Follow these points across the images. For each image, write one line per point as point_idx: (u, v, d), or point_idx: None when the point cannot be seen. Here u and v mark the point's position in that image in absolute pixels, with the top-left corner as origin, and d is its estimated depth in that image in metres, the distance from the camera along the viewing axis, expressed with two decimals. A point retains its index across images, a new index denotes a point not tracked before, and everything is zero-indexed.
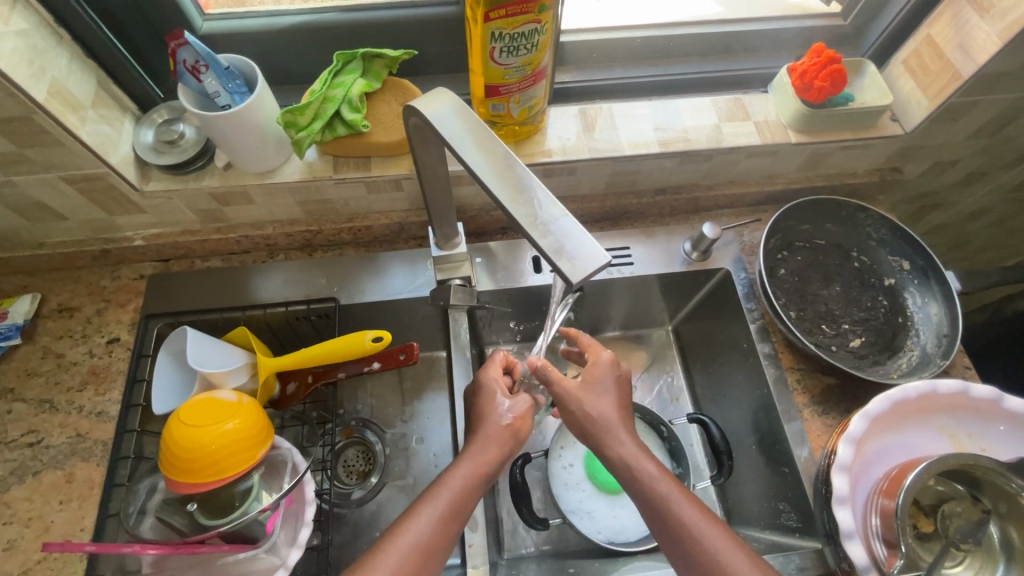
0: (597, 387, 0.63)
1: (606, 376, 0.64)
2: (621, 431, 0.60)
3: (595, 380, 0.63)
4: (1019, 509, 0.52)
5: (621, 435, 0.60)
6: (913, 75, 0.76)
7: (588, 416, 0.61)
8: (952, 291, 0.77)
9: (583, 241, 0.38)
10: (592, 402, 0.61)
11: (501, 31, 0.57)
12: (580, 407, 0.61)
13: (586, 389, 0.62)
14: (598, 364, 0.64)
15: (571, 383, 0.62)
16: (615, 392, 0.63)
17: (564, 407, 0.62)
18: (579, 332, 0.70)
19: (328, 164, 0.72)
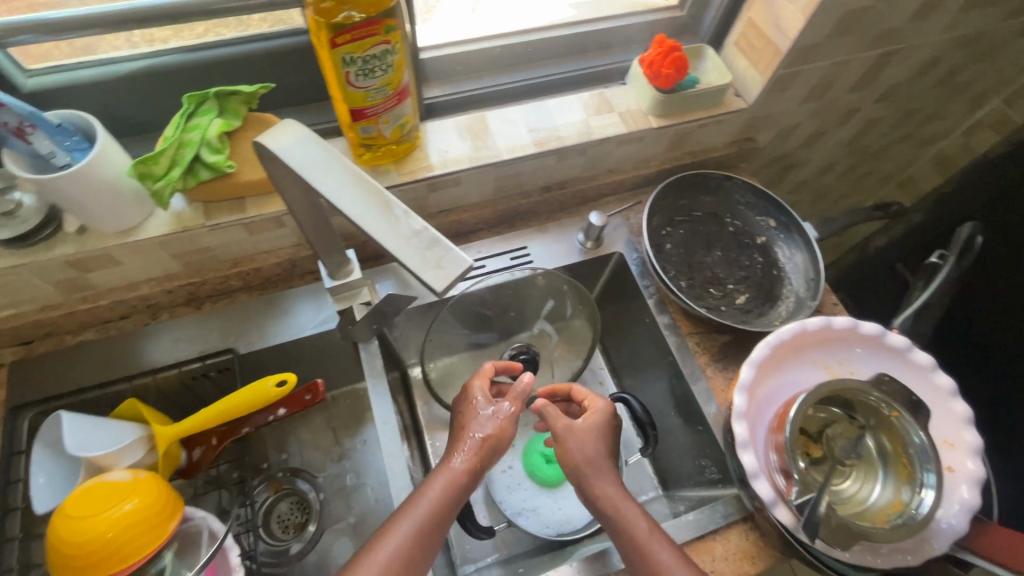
0: (585, 429, 0.66)
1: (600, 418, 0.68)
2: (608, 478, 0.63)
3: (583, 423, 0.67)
4: (885, 419, 0.60)
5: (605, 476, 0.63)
6: (745, 54, 0.84)
7: (579, 453, 0.64)
8: (811, 239, 0.87)
9: (445, 250, 0.39)
10: (584, 443, 0.65)
11: (352, 55, 0.58)
12: (579, 448, 0.65)
13: (587, 434, 0.66)
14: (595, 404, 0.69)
15: (573, 424, 0.66)
16: (608, 438, 0.67)
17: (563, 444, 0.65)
18: (570, 388, 0.75)
19: (199, 211, 0.68)
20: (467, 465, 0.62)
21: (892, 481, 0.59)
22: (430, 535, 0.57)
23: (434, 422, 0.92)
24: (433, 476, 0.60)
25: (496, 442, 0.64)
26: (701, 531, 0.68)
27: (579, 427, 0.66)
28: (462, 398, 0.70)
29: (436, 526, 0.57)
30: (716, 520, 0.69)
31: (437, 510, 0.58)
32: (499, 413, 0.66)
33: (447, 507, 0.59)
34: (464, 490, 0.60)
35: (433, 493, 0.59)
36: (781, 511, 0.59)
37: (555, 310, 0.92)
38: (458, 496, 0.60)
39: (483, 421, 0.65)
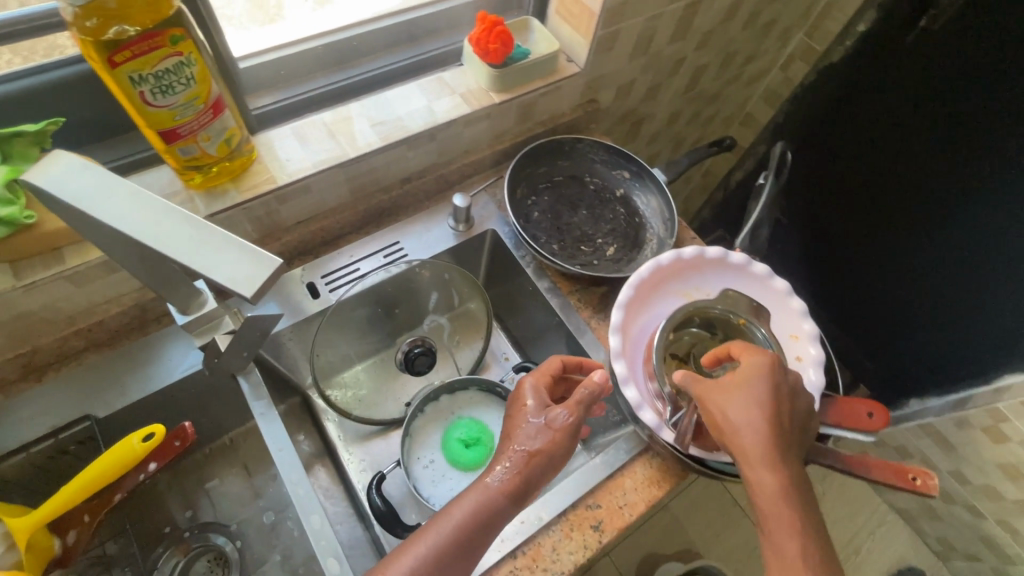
0: (755, 393, 0.54)
1: (768, 382, 0.54)
2: (766, 464, 0.52)
3: (752, 387, 0.54)
4: (736, 327, 0.67)
5: (763, 463, 0.52)
6: (567, 21, 0.88)
7: (731, 433, 0.53)
8: (661, 182, 0.93)
9: (252, 255, 0.38)
10: (754, 421, 0.53)
11: (140, 73, 0.53)
12: (733, 419, 0.54)
13: (727, 405, 0.54)
14: (753, 365, 0.55)
15: (722, 386, 0.55)
16: (766, 411, 0.53)
17: (711, 414, 0.55)
18: (730, 347, 0.60)
19: (5, 273, 0.60)
20: (506, 485, 0.60)
21: None
22: (461, 551, 0.57)
23: (346, 436, 0.90)
24: (467, 490, 0.60)
25: (538, 457, 0.62)
26: (610, 471, 0.72)
27: (721, 387, 0.56)
28: (516, 398, 0.68)
29: (466, 543, 0.57)
30: (620, 457, 0.73)
31: (464, 527, 0.57)
32: (541, 420, 0.63)
33: (477, 529, 0.58)
34: (499, 509, 0.59)
35: (466, 507, 0.58)
36: (667, 432, 0.64)
37: (441, 300, 0.94)
38: (493, 514, 0.59)
39: (529, 431, 0.63)
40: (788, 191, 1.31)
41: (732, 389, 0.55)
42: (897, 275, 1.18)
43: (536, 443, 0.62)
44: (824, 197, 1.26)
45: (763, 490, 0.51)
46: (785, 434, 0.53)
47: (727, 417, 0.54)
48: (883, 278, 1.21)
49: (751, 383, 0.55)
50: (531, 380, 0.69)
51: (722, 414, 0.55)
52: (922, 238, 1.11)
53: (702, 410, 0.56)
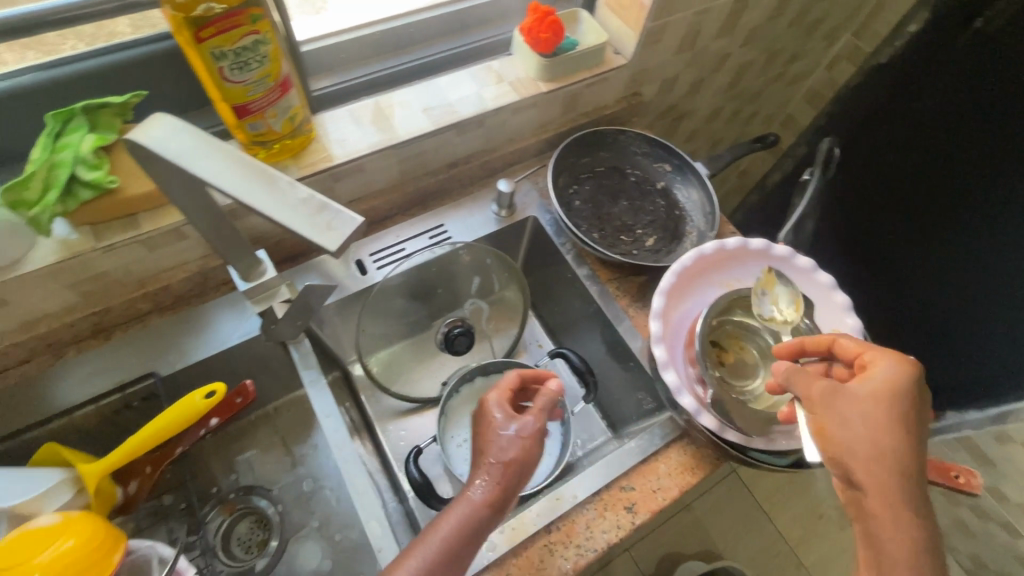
0: (886, 408, 0.48)
1: (899, 399, 0.49)
2: (902, 488, 0.46)
3: (877, 401, 0.49)
4: (775, 318, 0.69)
5: (897, 488, 0.46)
6: (615, 13, 0.90)
7: (865, 451, 0.48)
8: (703, 176, 0.94)
9: (334, 213, 0.40)
10: (872, 424, 0.48)
11: (221, 49, 0.57)
12: (846, 422, 0.49)
13: (842, 400, 0.50)
14: (880, 376, 0.50)
15: (832, 385, 0.52)
16: (893, 413, 0.48)
17: (819, 413, 0.51)
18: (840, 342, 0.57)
19: (87, 235, 0.65)
20: (485, 496, 0.58)
21: None
22: (449, 564, 0.54)
23: (383, 413, 0.92)
24: (452, 504, 0.57)
25: (514, 464, 0.60)
26: (644, 455, 0.74)
27: (847, 390, 0.51)
28: (481, 414, 0.66)
29: (453, 555, 0.54)
30: (655, 442, 0.74)
31: (449, 538, 0.55)
32: (511, 430, 0.62)
33: (464, 540, 0.55)
34: (484, 518, 0.57)
35: (451, 520, 0.56)
36: (707, 418, 0.64)
37: (482, 285, 0.95)
38: (478, 523, 0.56)
39: (499, 441, 0.61)
40: (839, 184, 1.21)
41: (843, 395, 0.51)
42: (921, 268, 1.18)
43: (506, 442, 0.61)
44: (884, 196, 1.18)
45: (888, 515, 0.46)
46: (913, 450, 0.48)
47: (840, 419, 0.50)
48: (902, 273, 1.20)
49: (857, 385, 0.51)
50: (496, 391, 0.68)
51: (824, 415, 0.51)
52: (951, 229, 1.11)
53: (812, 413, 0.51)
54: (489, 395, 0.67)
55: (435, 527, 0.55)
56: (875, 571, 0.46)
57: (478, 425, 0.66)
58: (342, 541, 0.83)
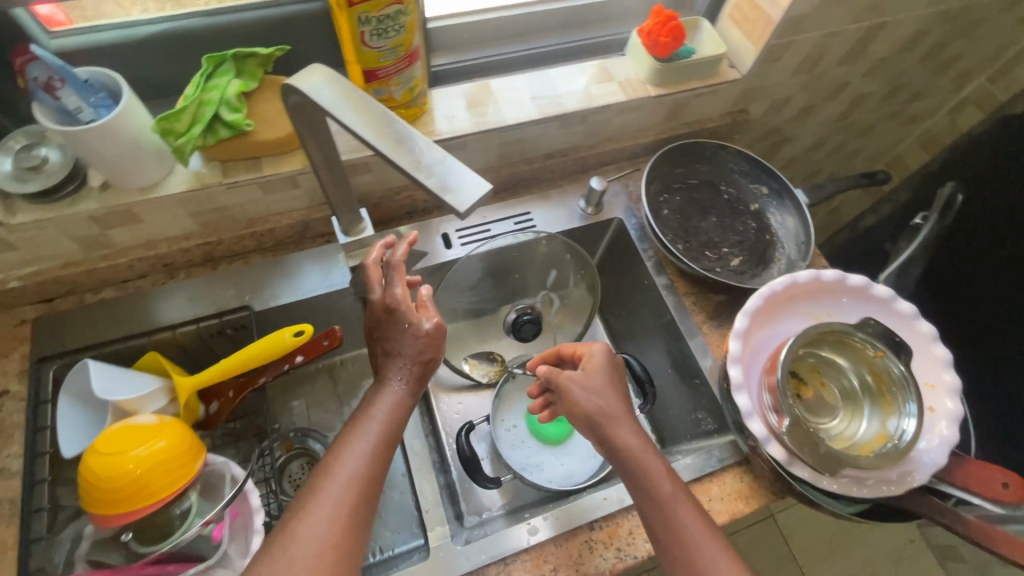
0: (604, 378, 0.67)
1: (610, 370, 0.68)
2: (627, 423, 0.64)
3: (599, 372, 0.68)
4: (869, 359, 0.64)
5: (623, 425, 0.64)
6: (739, 26, 0.88)
7: (590, 403, 0.65)
8: (802, 204, 0.90)
9: (465, 175, 0.42)
10: (607, 393, 0.66)
11: (367, 15, 0.60)
12: (585, 395, 0.66)
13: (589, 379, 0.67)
14: (598, 356, 0.69)
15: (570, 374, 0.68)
16: (615, 383, 0.68)
17: (569, 396, 0.67)
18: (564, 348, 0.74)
19: (216, 170, 0.71)
20: (408, 385, 0.62)
21: (875, 415, 0.63)
22: (381, 455, 0.57)
23: (440, 385, 0.93)
24: (374, 400, 0.60)
25: (428, 362, 0.63)
26: (699, 473, 0.72)
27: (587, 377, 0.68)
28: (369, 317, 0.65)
29: (382, 452, 0.57)
30: (711, 463, 0.73)
31: (375, 438, 0.57)
32: (420, 328, 0.62)
33: (388, 438, 0.58)
34: (408, 407, 0.61)
35: (379, 417, 0.58)
36: (774, 447, 0.63)
37: (557, 281, 0.95)
38: (400, 415, 0.60)
39: (409, 338, 0.62)
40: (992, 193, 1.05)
41: (584, 374, 0.67)
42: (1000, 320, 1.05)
43: (411, 342, 0.62)
44: None
45: (629, 441, 0.63)
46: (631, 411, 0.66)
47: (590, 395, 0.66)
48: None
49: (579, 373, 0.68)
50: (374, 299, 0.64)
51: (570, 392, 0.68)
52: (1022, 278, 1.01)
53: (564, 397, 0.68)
54: (371, 293, 0.64)
55: (359, 429, 0.57)
56: (649, 497, 0.60)
57: (382, 331, 0.63)
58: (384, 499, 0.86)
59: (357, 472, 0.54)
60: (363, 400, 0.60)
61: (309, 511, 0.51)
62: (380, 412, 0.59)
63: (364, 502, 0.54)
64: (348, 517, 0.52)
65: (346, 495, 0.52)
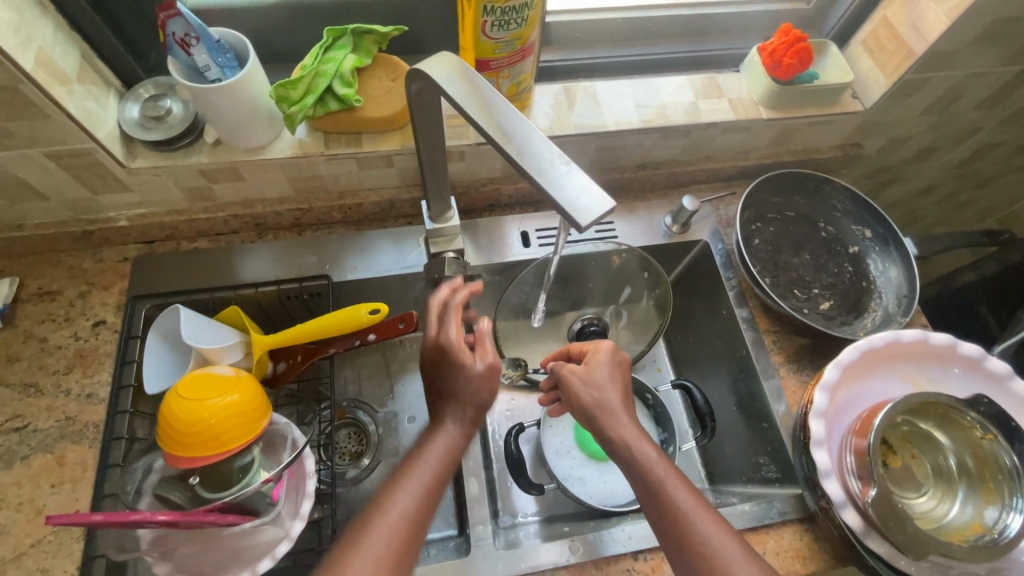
0: (605, 372, 0.65)
1: (609, 361, 0.66)
2: (622, 415, 0.62)
3: (599, 366, 0.65)
4: (974, 440, 0.58)
5: (620, 417, 0.62)
6: (871, 55, 0.81)
7: (589, 398, 0.63)
8: (910, 255, 0.84)
9: (590, 186, 0.39)
10: (604, 386, 0.64)
11: (493, 5, 0.59)
12: (584, 390, 0.64)
13: (589, 375, 0.65)
14: (599, 351, 0.66)
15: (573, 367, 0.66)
16: (614, 374, 0.65)
17: (568, 390, 0.65)
18: (569, 345, 0.72)
19: (319, 140, 0.72)
20: (466, 427, 0.60)
21: (972, 503, 0.57)
22: (430, 499, 0.56)
23: None
24: (430, 440, 0.59)
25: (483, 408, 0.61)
26: (755, 523, 0.69)
27: (584, 371, 0.65)
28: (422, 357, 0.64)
29: (432, 495, 0.56)
30: (771, 515, 0.69)
31: (428, 482, 0.56)
32: (474, 369, 0.60)
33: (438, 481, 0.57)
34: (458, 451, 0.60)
35: (431, 459, 0.57)
36: (850, 513, 0.59)
37: (630, 298, 0.91)
38: (453, 458, 0.59)
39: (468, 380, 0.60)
40: None
41: (586, 369, 0.65)
42: None
43: (461, 375, 0.60)
44: None
45: (627, 434, 0.61)
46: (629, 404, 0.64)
47: (590, 392, 0.64)
48: None
49: (576, 369, 0.66)
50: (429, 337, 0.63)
51: (568, 386, 0.65)
52: None
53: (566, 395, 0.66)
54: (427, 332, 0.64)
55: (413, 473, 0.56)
56: (650, 493, 0.57)
57: (438, 376, 0.62)
58: None
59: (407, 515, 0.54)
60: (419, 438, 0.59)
61: (358, 550, 0.51)
62: (432, 455, 0.58)
63: (409, 548, 0.53)
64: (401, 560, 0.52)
65: (399, 535, 0.53)
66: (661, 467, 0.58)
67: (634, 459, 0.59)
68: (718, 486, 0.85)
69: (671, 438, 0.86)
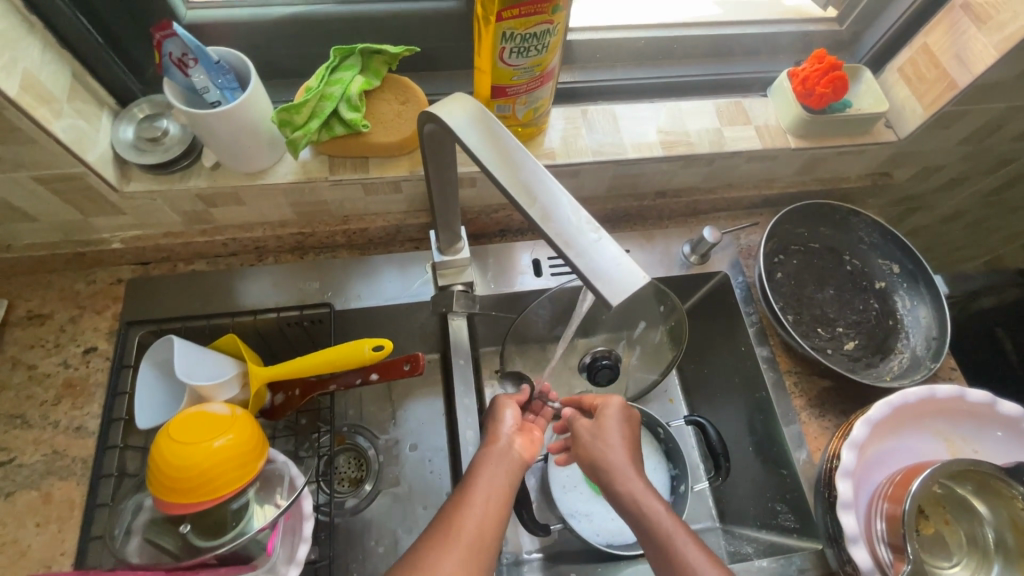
0: (614, 425, 0.62)
1: (621, 415, 0.64)
2: (629, 469, 0.59)
3: (610, 419, 0.63)
4: (1015, 510, 0.54)
5: (629, 472, 0.59)
6: (908, 83, 0.77)
7: (598, 454, 0.61)
8: (941, 294, 0.80)
9: (620, 257, 0.37)
10: (613, 440, 0.61)
11: (513, 31, 0.55)
12: (594, 443, 0.62)
13: (600, 431, 0.62)
14: (610, 405, 0.64)
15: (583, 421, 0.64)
16: (624, 427, 0.63)
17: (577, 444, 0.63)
18: (581, 395, 0.70)
19: (323, 164, 0.69)
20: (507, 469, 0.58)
21: None
22: (482, 546, 0.52)
23: None
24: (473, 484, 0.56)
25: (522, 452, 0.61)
26: None
27: (593, 425, 0.63)
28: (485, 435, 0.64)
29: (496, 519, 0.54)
30: (789, 572, 0.66)
31: (488, 501, 0.55)
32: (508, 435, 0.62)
33: (496, 503, 0.55)
34: (516, 469, 0.59)
35: (489, 481, 0.56)
36: None
37: (643, 335, 0.85)
38: (510, 482, 0.57)
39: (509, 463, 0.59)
40: None
41: (597, 421, 0.63)
42: None
43: (494, 468, 0.58)
44: None
45: (635, 488, 0.57)
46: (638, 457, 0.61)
47: (599, 446, 0.61)
48: None
49: (587, 423, 0.63)
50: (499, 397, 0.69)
51: (578, 441, 0.63)
52: None
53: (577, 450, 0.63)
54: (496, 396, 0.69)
55: (476, 497, 0.55)
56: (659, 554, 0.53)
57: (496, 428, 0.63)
58: (423, 517, 0.82)
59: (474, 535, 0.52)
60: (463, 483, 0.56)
61: None
62: (487, 478, 0.56)
63: None
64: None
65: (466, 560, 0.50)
66: (668, 523, 0.54)
67: (640, 516, 0.55)
68: (729, 526, 0.81)
69: (682, 474, 0.80)
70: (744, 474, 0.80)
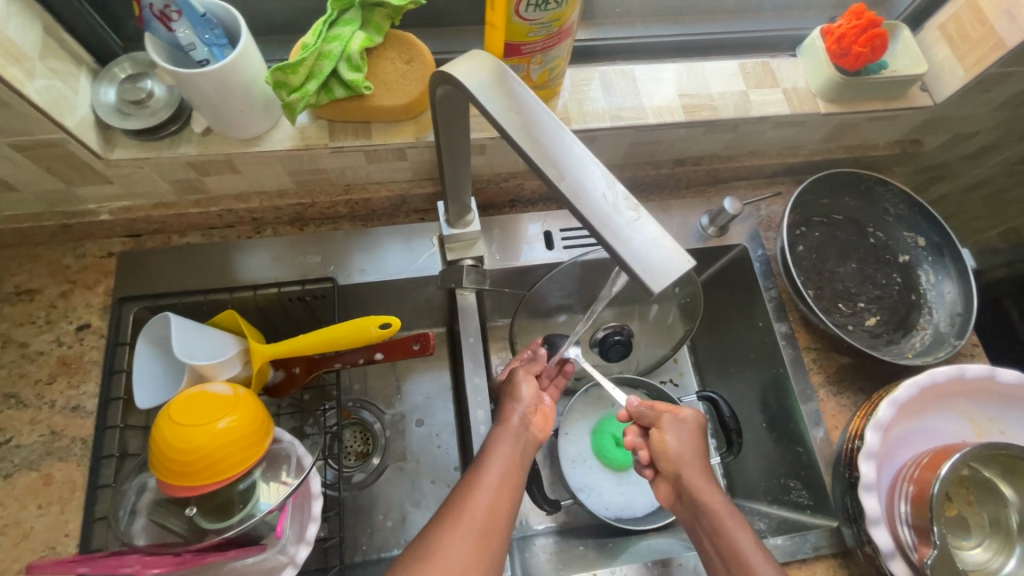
0: (692, 441, 0.62)
1: (699, 429, 0.64)
2: (706, 476, 0.59)
3: (689, 426, 0.63)
4: None
5: (708, 483, 0.59)
6: (950, 42, 0.71)
7: (678, 455, 0.61)
8: (967, 268, 0.77)
9: (663, 240, 0.34)
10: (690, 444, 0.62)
11: None
12: (676, 445, 0.62)
13: (677, 432, 0.63)
14: (689, 415, 0.64)
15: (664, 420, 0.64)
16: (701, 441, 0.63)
17: (659, 441, 0.63)
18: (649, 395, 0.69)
19: (323, 130, 0.64)
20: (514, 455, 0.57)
21: None
22: (493, 532, 0.51)
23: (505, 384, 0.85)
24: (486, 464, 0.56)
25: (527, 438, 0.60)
26: (788, 558, 0.65)
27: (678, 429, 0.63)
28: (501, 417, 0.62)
29: (510, 493, 0.54)
30: (805, 550, 0.66)
31: (499, 478, 0.55)
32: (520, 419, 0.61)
33: (512, 475, 0.56)
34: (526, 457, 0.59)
35: (500, 458, 0.56)
36: (898, 563, 0.56)
37: (657, 316, 0.81)
38: (522, 458, 0.58)
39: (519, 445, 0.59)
40: None
41: (677, 424, 0.63)
42: None
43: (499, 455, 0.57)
44: None
45: (715, 502, 0.57)
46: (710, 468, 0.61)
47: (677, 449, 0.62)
48: None
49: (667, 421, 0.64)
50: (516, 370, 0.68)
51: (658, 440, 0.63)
52: None
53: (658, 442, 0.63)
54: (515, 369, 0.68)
55: (491, 465, 0.56)
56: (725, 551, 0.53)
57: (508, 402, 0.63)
58: (431, 491, 0.81)
59: (485, 513, 0.51)
60: (476, 466, 0.56)
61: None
62: (500, 452, 0.57)
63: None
64: (490, 557, 0.50)
65: (480, 537, 0.50)
66: (749, 541, 0.53)
67: (721, 525, 0.55)
68: (739, 500, 0.79)
69: None
70: (756, 449, 0.79)
